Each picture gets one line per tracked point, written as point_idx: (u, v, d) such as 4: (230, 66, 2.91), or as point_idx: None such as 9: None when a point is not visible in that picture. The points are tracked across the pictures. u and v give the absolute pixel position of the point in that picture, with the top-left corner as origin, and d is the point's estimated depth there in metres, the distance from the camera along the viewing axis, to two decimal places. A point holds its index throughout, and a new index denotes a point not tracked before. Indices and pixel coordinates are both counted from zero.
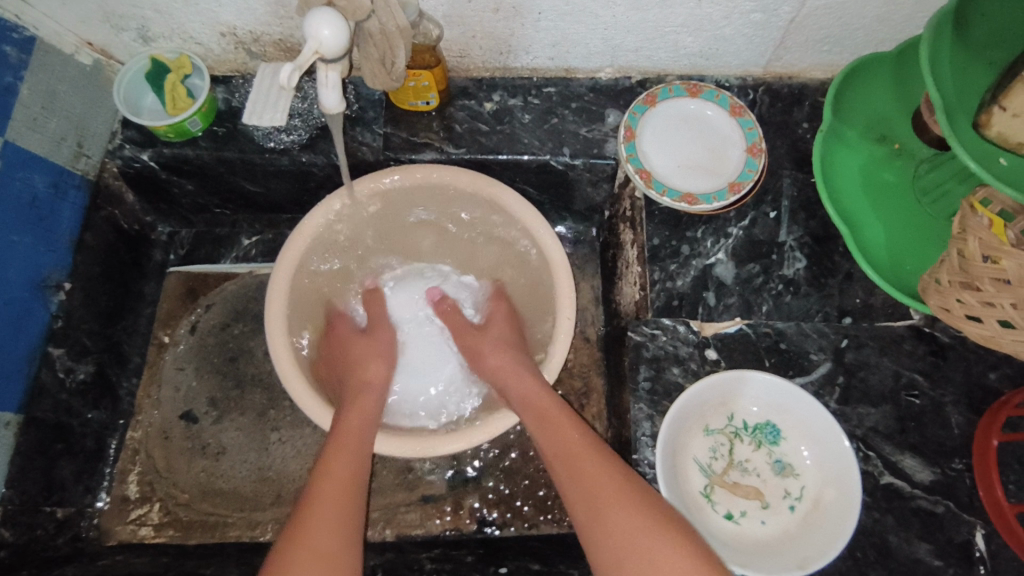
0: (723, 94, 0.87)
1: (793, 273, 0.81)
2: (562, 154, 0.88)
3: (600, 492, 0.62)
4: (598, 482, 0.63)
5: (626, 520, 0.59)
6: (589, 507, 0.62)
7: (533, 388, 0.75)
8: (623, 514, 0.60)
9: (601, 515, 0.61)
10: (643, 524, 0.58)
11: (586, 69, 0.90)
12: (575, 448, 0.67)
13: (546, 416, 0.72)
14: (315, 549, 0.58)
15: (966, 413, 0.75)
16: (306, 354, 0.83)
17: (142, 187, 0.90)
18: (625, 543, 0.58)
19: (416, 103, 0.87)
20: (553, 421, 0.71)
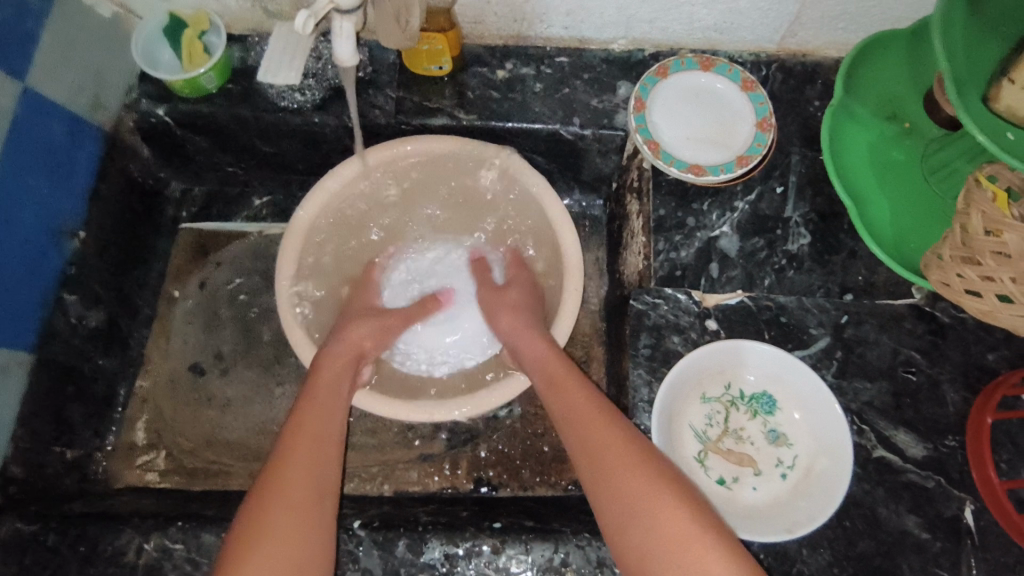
0: (735, 69, 0.87)
1: (796, 248, 0.82)
2: (572, 123, 0.88)
3: (606, 457, 0.63)
4: (606, 446, 0.64)
5: (629, 485, 0.60)
6: (598, 472, 0.63)
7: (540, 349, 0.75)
8: (627, 477, 0.61)
9: (606, 479, 0.62)
10: (643, 490, 0.59)
11: (599, 40, 0.90)
12: (586, 410, 0.68)
13: (559, 379, 0.72)
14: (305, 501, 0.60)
15: (962, 391, 0.75)
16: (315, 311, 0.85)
17: (156, 142, 0.91)
18: (625, 508, 0.59)
19: (429, 68, 0.88)
20: (567, 383, 0.72)
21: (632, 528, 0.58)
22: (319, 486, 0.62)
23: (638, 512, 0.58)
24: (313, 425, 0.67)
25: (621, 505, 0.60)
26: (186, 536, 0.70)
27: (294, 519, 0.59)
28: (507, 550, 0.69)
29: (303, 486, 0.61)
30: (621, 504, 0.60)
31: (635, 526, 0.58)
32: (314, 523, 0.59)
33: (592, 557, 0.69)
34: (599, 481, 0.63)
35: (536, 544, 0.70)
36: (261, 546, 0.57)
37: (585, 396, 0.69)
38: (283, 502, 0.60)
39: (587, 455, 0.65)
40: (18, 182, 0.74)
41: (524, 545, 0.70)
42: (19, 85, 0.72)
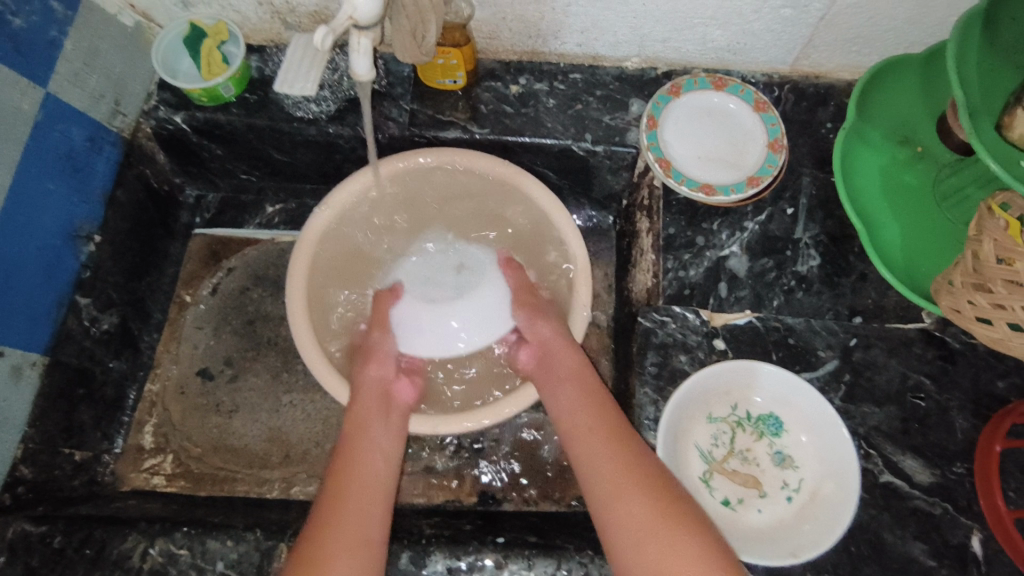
0: (748, 89, 0.87)
1: (806, 270, 0.82)
2: (584, 140, 0.89)
3: (619, 483, 0.63)
4: (618, 472, 0.64)
5: (643, 514, 0.60)
6: (606, 496, 0.63)
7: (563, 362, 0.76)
8: (634, 500, 0.62)
9: (617, 504, 0.62)
10: (659, 523, 0.60)
11: (613, 57, 0.91)
12: (598, 434, 0.68)
13: (569, 402, 0.72)
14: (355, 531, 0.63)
15: (972, 418, 0.75)
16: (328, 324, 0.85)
17: (173, 149, 0.93)
18: (638, 535, 0.59)
19: (444, 81, 0.89)
20: (578, 406, 0.72)
21: (645, 556, 0.58)
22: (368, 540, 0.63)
23: (651, 541, 0.59)
24: (363, 471, 0.69)
25: (633, 532, 0.60)
26: (191, 542, 0.70)
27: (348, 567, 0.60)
28: (509, 565, 0.69)
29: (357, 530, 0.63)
30: (635, 531, 0.60)
31: (650, 554, 0.58)
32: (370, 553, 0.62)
33: None
34: (608, 506, 0.63)
35: (539, 560, 0.69)
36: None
37: (596, 421, 0.69)
38: (336, 551, 0.61)
39: (600, 479, 0.65)
40: (38, 186, 0.75)
41: (527, 561, 0.70)
42: (40, 91, 0.73)
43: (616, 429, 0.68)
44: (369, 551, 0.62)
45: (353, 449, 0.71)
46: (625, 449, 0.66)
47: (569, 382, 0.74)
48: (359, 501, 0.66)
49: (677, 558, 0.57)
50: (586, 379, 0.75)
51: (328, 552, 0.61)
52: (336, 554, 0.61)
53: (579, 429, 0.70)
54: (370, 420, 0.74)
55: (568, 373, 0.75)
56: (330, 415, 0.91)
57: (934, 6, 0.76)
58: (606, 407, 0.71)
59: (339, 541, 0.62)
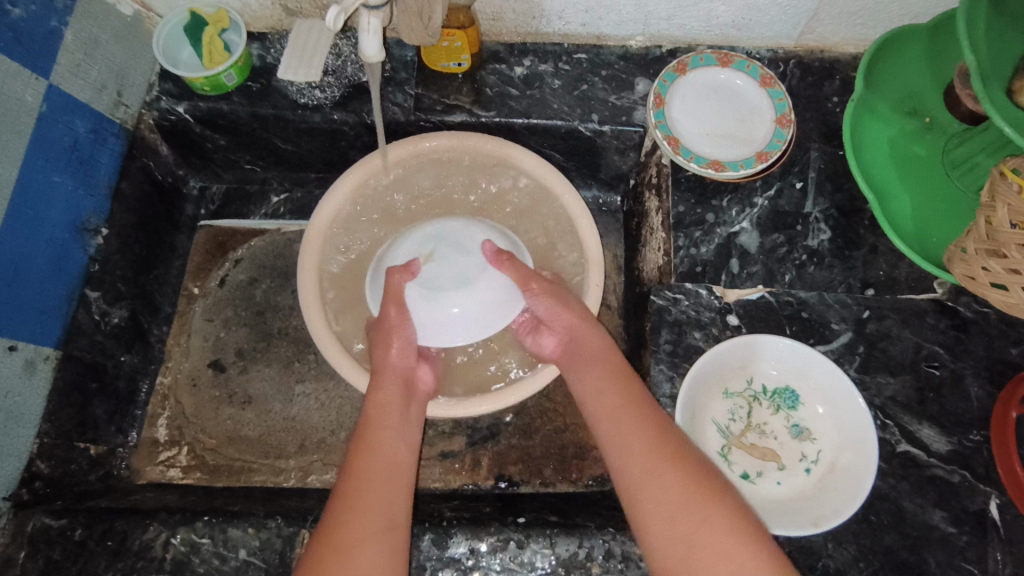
0: (754, 64, 0.87)
1: (817, 244, 0.82)
2: (591, 120, 0.88)
3: (654, 462, 0.62)
4: (649, 450, 0.63)
5: (673, 489, 0.60)
6: (636, 473, 0.63)
7: (581, 328, 0.76)
8: (662, 478, 0.61)
9: (648, 481, 0.62)
10: (690, 499, 0.59)
11: (617, 37, 0.91)
12: (628, 413, 0.67)
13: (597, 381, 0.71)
14: (377, 519, 0.62)
15: (986, 386, 0.75)
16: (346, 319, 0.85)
17: (176, 140, 0.92)
18: (668, 511, 0.59)
19: (448, 65, 0.88)
20: (606, 383, 0.71)
21: (673, 531, 0.58)
22: (386, 528, 0.62)
23: (685, 518, 0.58)
24: (382, 461, 0.67)
25: (663, 508, 0.60)
26: (212, 532, 0.70)
27: (373, 556, 0.59)
28: (531, 544, 0.70)
29: (377, 519, 0.62)
30: (665, 507, 0.60)
31: (683, 530, 0.58)
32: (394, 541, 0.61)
33: (617, 552, 0.69)
34: (636, 484, 0.62)
35: (561, 539, 0.70)
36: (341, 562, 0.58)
37: (627, 401, 0.68)
38: (356, 537, 0.60)
39: (629, 458, 0.64)
40: (44, 179, 0.75)
41: (549, 540, 0.70)
42: (42, 82, 0.73)
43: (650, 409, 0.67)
44: (394, 540, 0.61)
45: (374, 435, 0.69)
46: (657, 428, 0.65)
47: (591, 361, 0.73)
48: (378, 488, 0.65)
49: (710, 533, 0.57)
50: (609, 355, 0.74)
51: (356, 535, 0.60)
52: (365, 544, 0.60)
53: (608, 406, 0.69)
54: (390, 407, 0.72)
55: (592, 353, 0.75)
56: (344, 403, 0.91)
57: None
58: (635, 387, 0.70)
59: (356, 531, 0.60)
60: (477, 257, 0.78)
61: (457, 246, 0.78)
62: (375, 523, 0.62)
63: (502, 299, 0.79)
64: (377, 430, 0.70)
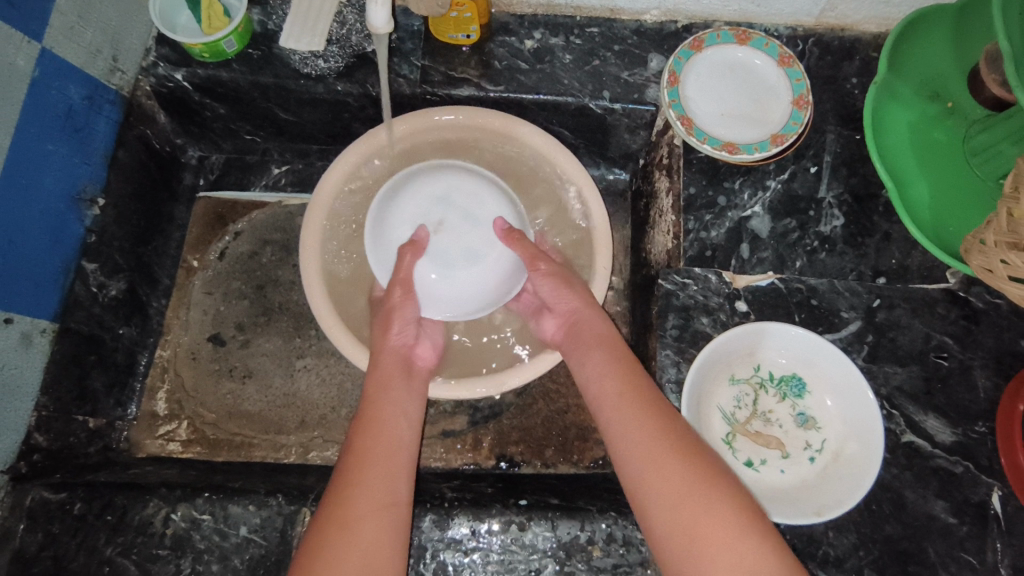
0: (772, 43, 0.84)
1: (829, 230, 0.80)
2: (602, 97, 0.86)
3: (657, 449, 0.61)
4: (652, 436, 0.62)
5: (676, 476, 0.59)
6: (639, 460, 0.62)
7: (586, 312, 0.75)
8: (665, 464, 0.60)
9: (651, 470, 0.61)
10: (693, 486, 0.58)
11: (632, 10, 0.87)
12: (630, 400, 0.66)
13: (600, 367, 0.70)
14: (375, 494, 0.61)
15: (993, 377, 0.74)
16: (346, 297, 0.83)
17: (174, 108, 0.89)
18: (672, 499, 0.58)
19: (456, 36, 0.85)
20: (608, 369, 0.69)
21: (676, 518, 0.57)
22: (387, 497, 0.61)
23: (688, 504, 0.58)
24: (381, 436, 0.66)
25: (666, 495, 0.59)
26: (213, 508, 0.70)
27: (372, 533, 0.58)
28: (533, 527, 0.70)
29: (377, 495, 0.61)
30: (668, 495, 0.59)
31: (687, 518, 0.57)
32: (394, 517, 0.60)
33: (618, 536, 0.69)
34: (639, 471, 0.61)
35: (562, 521, 0.70)
36: (340, 537, 0.57)
37: (628, 386, 0.67)
38: (356, 511, 0.59)
39: (631, 445, 0.63)
40: (38, 147, 0.72)
41: (551, 522, 0.70)
42: (35, 45, 0.70)
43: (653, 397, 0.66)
44: (394, 516, 0.61)
45: (377, 411, 0.68)
46: (658, 416, 0.64)
47: (593, 345, 0.72)
48: (378, 464, 0.64)
49: (714, 522, 0.56)
50: (613, 340, 0.73)
51: (355, 510, 0.59)
52: (364, 521, 0.59)
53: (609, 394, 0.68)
54: (394, 383, 0.71)
55: (592, 336, 0.73)
56: (345, 380, 0.91)
57: None
58: (638, 372, 0.69)
59: (358, 504, 0.60)
60: (484, 230, 0.78)
61: (464, 214, 0.78)
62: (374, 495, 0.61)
63: (505, 277, 0.80)
64: (381, 404, 0.69)
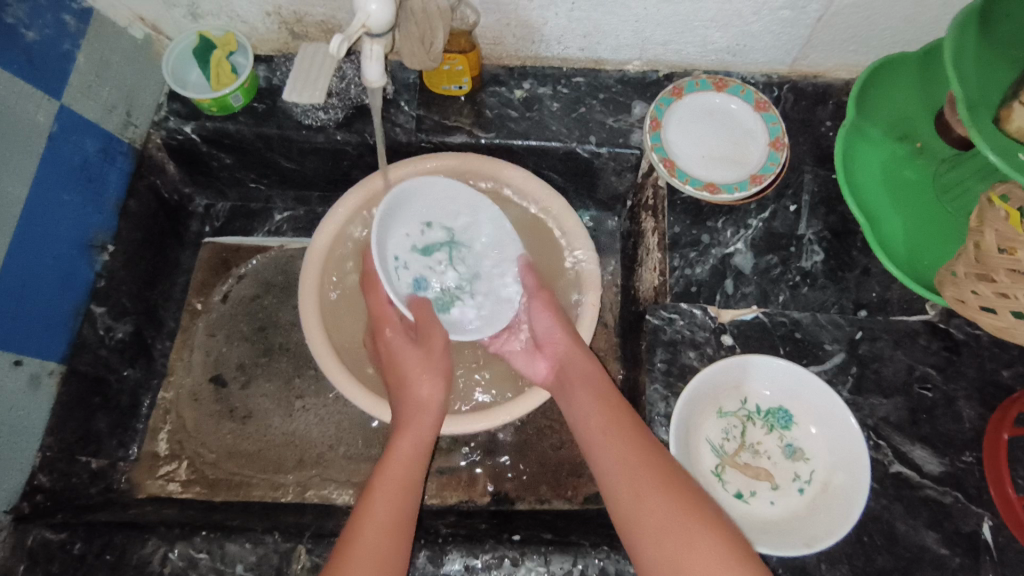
0: (748, 90, 0.89)
1: (810, 265, 0.83)
2: (588, 142, 0.91)
3: (642, 482, 0.63)
4: (636, 470, 0.64)
5: (662, 510, 0.61)
6: (627, 495, 0.63)
7: (567, 347, 0.78)
8: (650, 498, 0.62)
9: (635, 505, 0.62)
10: (677, 519, 0.60)
11: (615, 61, 0.93)
12: (610, 432, 0.69)
13: (586, 405, 0.73)
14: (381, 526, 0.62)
15: (978, 407, 0.76)
16: (344, 335, 0.86)
17: (182, 159, 0.94)
18: (658, 533, 0.60)
19: (450, 87, 0.91)
20: (594, 408, 0.72)
21: (663, 552, 0.58)
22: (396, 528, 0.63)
23: (673, 538, 0.59)
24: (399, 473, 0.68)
25: (654, 529, 0.60)
26: (210, 546, 0.71)
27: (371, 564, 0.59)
28: (525, 562, 0.70)
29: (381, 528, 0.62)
30: (655, 528, 0.60)
31: (673, 551, 0.58)
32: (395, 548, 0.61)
33: (611, 571, 0.70)
34: (627, 507, 0.63)
35: (555, 556, 0.70)
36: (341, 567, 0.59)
37: (611, 421, 0.70)
38: (365, 554, 0.60)
39: (617, 479, 0.65)
40: (53, 197, 0.76)
41: (544, 558, 0.70)
42: (54, 103, 0.75)
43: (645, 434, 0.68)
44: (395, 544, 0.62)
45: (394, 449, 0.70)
46: (641, 449, 0.66)
47: (582, 385, 0.75)
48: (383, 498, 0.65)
49: (698, 555, 0.57)
50: (600, 380, 0.75)
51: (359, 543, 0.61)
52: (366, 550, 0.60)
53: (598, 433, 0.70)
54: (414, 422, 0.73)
55: (577, 375, 0.76)
56: (343, 418, 0.92)
57: (928, 5, 0.78)
58: (623, 410, 0.71)
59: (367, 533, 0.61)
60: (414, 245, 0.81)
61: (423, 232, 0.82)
62: (382, 556, 0.60)
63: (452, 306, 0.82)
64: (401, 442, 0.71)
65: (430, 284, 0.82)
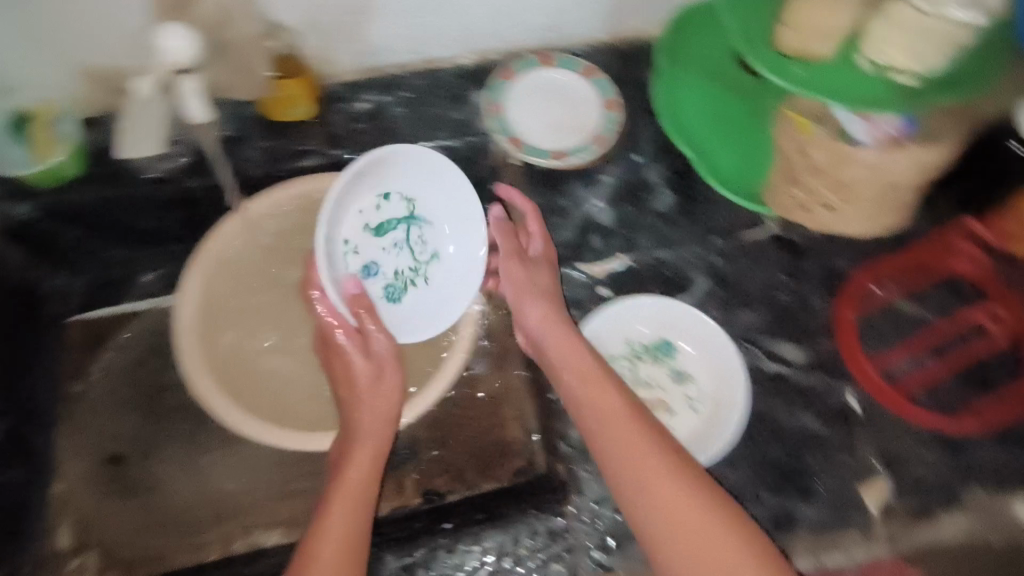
0: (574, 60, 0.95)
1: (663, 206, 0.90)
2: (438, 138, 0.95)
3: (629, 441, 0.65)
4: (623, 432, 0.66)
5: (651, 465, 0.63)
6: (614, 451, 0.65)
7: (547, 314, 0.77)
8: (636, 455, 0.64)
9: (624, 463, 0.64)
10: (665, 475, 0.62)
11: (446, 57, 0.95)
12: (601, 391, 0.70)
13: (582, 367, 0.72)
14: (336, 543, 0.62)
15: (827, 298, 0.84)
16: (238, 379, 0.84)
17: (33, 244, 0.88)
18: (648, 487, 0.62)
19: (290, 113, 0.90)
20: (571, 371, 0.73)
21: (653, 504, 0.61)
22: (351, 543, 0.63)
23: (662, 491, 0.61)
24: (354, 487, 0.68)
25: (642, 483, 0.62)
26: None
27: None
28: (460, 545, 0.74)
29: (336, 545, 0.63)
30: (645, 482, 0.62)
31: (661, 504, 0.60)
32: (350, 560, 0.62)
33: (540, 529, 0.75)
34: (615, 462, 0.65)
35: (487, 532, 0.75)
36: None
37: (601, 382, 0.70)
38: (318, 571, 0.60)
39: (604, 440, 0.66)
40: None
41: (476, 536, 0.75)
42: None
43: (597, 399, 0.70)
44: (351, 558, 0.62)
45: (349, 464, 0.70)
46: (626, 411, 0.67)
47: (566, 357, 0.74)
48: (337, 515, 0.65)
49: (684, 508, 0.59)
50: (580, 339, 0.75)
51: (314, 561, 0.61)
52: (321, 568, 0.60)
53: (587, 407, 0.69)
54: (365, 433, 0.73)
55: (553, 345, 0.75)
56: (256, 461, 0.90)
57: None
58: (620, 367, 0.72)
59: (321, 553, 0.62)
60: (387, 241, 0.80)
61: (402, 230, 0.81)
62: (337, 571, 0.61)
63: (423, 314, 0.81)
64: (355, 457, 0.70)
65: (384, 266, 0.81)
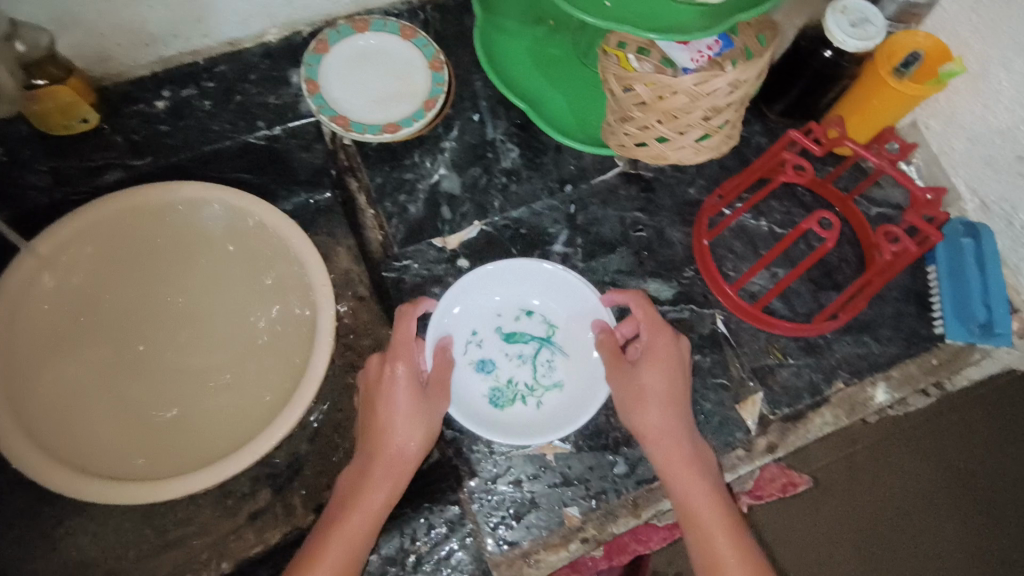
0: (390, 22, 0.88)
1: (510, 163, 0.86)
2: (258, 128, 0.84)
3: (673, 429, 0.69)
4: (676, 413, 0.70)
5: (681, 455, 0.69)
6: (662, 433, 0.69)
7: None
8: (671, 445, 0.69)
9: (669, 446, 0.69)
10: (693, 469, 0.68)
11: (249, 36, 0.85)
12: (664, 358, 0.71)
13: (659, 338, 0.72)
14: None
15: (683, 228, 0.85)
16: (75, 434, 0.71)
17: None
18: (676, 476, 0.68)
19: (73, 125, 0.79)
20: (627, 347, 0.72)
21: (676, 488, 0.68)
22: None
23: (688, 481, 0.68)
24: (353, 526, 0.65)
25: (679, 470, 0.68)
26: None
27: None
28: None
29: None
30: (681, 466, 0.68)
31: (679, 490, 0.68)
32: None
33: (438, 522, 0.71)
34: (659, 441, 0.69)
35: (381, 539, 0.70)
36: None
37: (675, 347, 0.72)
38: None
39: (665, 416, 0.70)
40: None
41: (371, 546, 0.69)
42: None
43: (653, 382, 0.70)
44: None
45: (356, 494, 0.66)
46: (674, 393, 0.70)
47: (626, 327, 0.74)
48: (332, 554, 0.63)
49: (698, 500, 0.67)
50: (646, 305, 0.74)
51: None
52: None
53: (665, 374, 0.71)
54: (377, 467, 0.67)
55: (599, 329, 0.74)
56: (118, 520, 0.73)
57: None
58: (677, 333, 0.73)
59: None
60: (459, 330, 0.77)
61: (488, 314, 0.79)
62: None
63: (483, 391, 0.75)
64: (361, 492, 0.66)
65: (498, 370, 0.78)
